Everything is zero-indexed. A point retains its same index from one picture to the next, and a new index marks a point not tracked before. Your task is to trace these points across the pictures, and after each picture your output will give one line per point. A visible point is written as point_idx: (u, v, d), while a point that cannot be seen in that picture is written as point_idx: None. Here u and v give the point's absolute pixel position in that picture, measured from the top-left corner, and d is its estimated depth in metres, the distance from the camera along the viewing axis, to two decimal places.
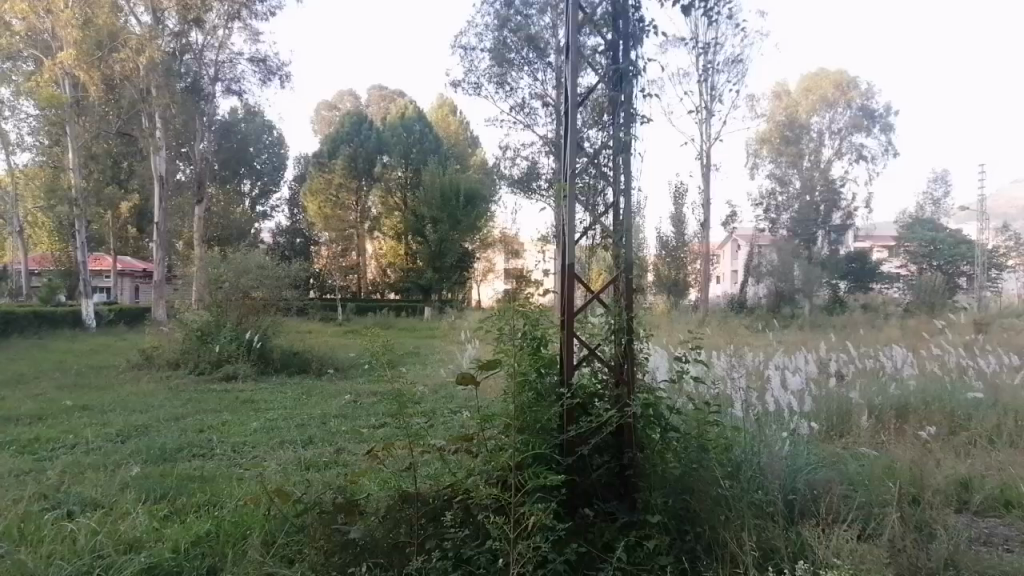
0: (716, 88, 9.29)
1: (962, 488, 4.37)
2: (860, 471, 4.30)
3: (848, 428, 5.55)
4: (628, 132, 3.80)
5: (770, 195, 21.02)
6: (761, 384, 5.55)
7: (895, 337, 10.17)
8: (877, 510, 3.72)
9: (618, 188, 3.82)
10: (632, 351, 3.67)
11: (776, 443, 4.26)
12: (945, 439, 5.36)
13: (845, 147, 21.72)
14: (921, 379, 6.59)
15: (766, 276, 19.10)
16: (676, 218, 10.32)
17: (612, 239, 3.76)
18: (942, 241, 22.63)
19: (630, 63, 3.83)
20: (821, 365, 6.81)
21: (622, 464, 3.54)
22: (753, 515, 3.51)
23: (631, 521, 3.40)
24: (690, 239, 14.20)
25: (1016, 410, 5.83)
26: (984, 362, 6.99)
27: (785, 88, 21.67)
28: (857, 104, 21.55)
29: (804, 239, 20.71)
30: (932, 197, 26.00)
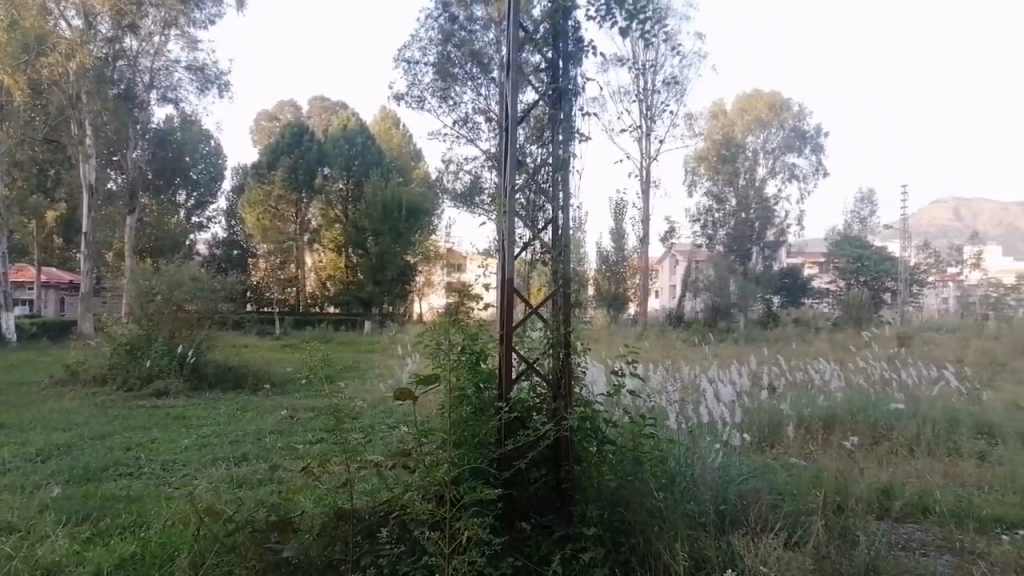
0: (654, 107, 9.49)
1: (884, 495, 4.55)
2: (789, 481, 4.45)
3: (779, 440, 5.71)
4: (567, 150, 3.87)
5: (707, 212, 21.55)
6: (695, 396, 5.69)
7: (824, 351, 10.56)
8: (804, 518, 3.85)
9: (557, 205, 3.87)
10: (569, 365, 3.72)
11: (710, 455, 4.36)
12: (868, 448, 5.57)
13: (779, 167, 22.42)
14: (847, 390, 6.84)
15: (703, 291, 19.73)
16: (616, 235, 10.49)
17: (550, 254, 3.82)
18: (869, 258, 23.56)
19: (569, 82, 3.90)
20: (754, 378, 7.00)
21: (559, 477, 3.58)
22: (686, 526, 3.58)
23: (567, 534, 3.44)
24: (630, 254, 14.45)
25: (933, 420, 6.10)
26: (905, 375, 7.30)
27: (722, 108, 22.27)
28: (789, 125, 22.29)
29: (739, 255, 21.30)
30: (858, 216, 27.09)
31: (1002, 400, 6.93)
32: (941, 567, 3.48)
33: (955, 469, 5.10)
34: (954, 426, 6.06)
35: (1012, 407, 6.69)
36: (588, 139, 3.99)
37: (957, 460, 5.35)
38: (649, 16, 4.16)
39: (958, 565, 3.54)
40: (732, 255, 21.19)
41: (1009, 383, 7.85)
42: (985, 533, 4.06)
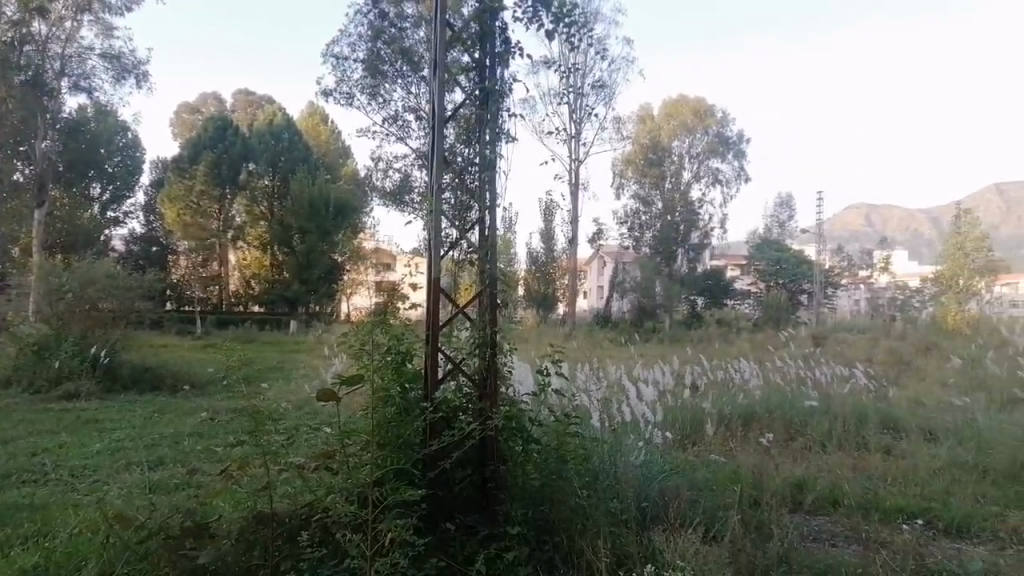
0: (582, 110, 9.58)
1: (797, 489, 4.73)
2: (708, 477, 4.58)
3: (700, 437, 5.86)
4: (495, 150, 3.88)
5: (634, 215, 22.04)
6: (619, 395, 5.81)
7: (745, 350, 10.90)
8: (722, 513, 3.97)
9: (483, 206, 3.88)
10: (495, 365, 3.73)
11: (632, 453, 4.46)
12: (782, 445, 5.78)
13: (704, 171, 22.94)
14: (765, 389, 7.08)
15: (630, 292, 20.17)
16: (545, 235, 10.59)
17: (477, 254, 3.83)
18: (787, 261, 24.46)
19: (496, 83, 3.91)
20: (676, 376, 7.16)
21: (484, 477, 3.58)
22: (609, 523, 3.65)
23: (492, 534, 3.45)
24: (559, 255, 14.61)
25: (844, 417, 6.38)
26: (819, 375, 7.61)
27: (649, 113, 22.74)
28: (713, 130, 22.88)
29: (665, 257, 21.80)
30: (778, 220, 28.05)
31: (907, 397, 7.30)
32: (849, 556, 3.64)
33: (862, 464, 5.35)
34: (863, 421, 6.34)
35: (915, 403, 7.06)
36: (516, 140, 4.02)
37: (865, 454, 5.60)
38: (575, 19, 4.20)
39: (863, 554, 3.72)
40: (658, 257, 21.67)
41: (914, 381, 8.28)
42: (889, 522, 4.28)
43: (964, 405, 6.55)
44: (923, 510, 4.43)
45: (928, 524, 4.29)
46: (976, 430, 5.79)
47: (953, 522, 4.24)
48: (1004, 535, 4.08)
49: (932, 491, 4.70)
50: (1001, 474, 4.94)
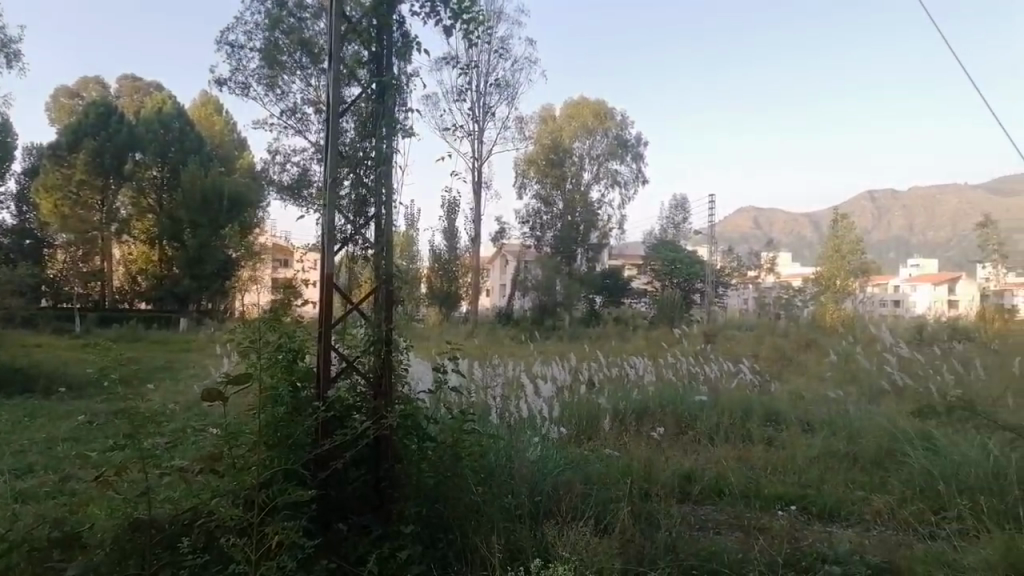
0: (485, 107, 9.57)
1: (685, 480, 4.92)
2: (602, 470, 4.70)
3: (595, 432, 5.99)
4: (391, 145, 3.82)
5: (535, 214, 22.42)
6: (516, 393, 5.89)
7: (640, 347, 11.24)
8: (612, 505, 4.08)
9: (379, 202, 3.83)
10: (389, 363, 3.69)
11: (528, 449, 4.52)
12: (673, 437, 6.02)
13: (603, 172, 23.43)
14: (657, 384, 7.32)
15: (531, 290, 20.41)
16: (448, 232, 10.60)
17: (372, 251, 3.79)
18: (682, 261, 25.43)
19: (393, 77, 3.86)
20: (573, 374, 7.31)
21: (378, 476, 3.54)
22: (504, 519, 3.69)
23: (385, 533, 3.41)
24: (460, 253, 14.65)
25: (729, 409, 6.69)
26: (708, 371, 7.95)
27: (551, 113, 23.07)
28: (613, 133, 23.44)
29: (565, 255, 22.24)
30: (673, 221, 29.05)
31: (788, 391, 7.71)
32: (730, 544, 3.80)
33: (746, 454, 5.61)
34: (748, 414, 6.67)
35: (795, 396, 7.47)
36: (413, 134, 3.99)
37: (748, 445, 5.88)
38: (474, 15, 4.20)
39: (742, 540, 3.91)
40: (558, 256, 22.07)
41: (795, 375, 8.76)
42: (767, 510, 4.52)
43: (838, 397, 6.98)
44: (799, 497, 4.70)
45: (803, 509, 4.56)
46: (847, 420, 6.18)
47: (825, 507, 4.52)
48: (869, 517, 4.38)
49: (809, 478, 4.98)
50: (867, 461, 5.31)
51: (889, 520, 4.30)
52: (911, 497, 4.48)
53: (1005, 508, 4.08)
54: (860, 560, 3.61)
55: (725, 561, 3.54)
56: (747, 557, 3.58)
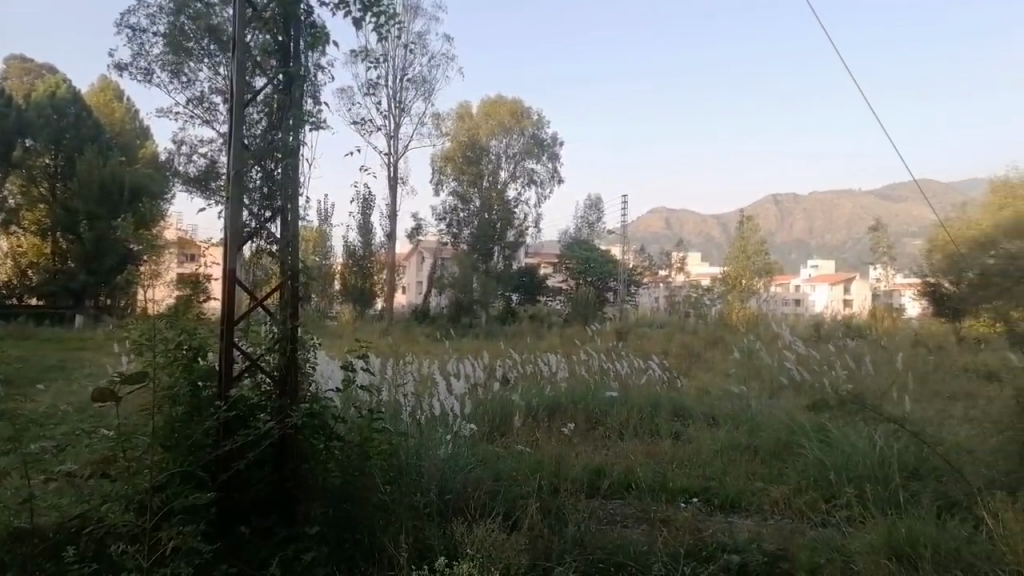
0: (401, 103, 9.52)
1: (595, 475, 5.01)
2: (513, 466, 4.73)
3: (507, 429, 6.02)
4: (298, 136, 3.70)
5: (452, 211, 22.35)
6: (427, 392, 5.87)
7: (554, 345, 11.34)
8: (521, 500, 4.11)
9: (285, 197, 3.73)
10: (295, 361, 3.59)
11: (438, 447, 4.51)
12: (583, 433, 6.10)
13: (519, 171, 23.66)
14: (570, 381, 7.42)
15: (447, 288, 20.18)
16: (363, 228, 10.46)
17: (278, 246, 3.68)
18: (595, 261, 25.91)
19: (301, 68, 3.77)
20: (487, 371, 7.35)
21: (283, 476, 3.45)
22: (412, 517, 3.66)
23: (290, 535, 3.34)
24: (376, 249, 14.47)
25: (639, 406, 6.83)
26: (618, 367, 8.12)
27: (468, 111, 23.05)
28: (529, 132, 23.71)
29: (482, 253, 22.19)
30: (587, 221, 29.53)
31: (694, 386, 7.97)
32: (636, 536, 3.89)
33: (654, 449, 5.75)
34: (656, 409, 6.85)
35: (701, 391, 7.71)
36: (322, 127, 3.89)
37: (656, 440, 6.03)
38: (385, 9, 4.15)
39: (647, 532, 4.02)
40: (475, 253, 22.00)
41: (703, 372, 9.07)
42: (672, 502, 4.66)
43: (741, 391, 7.24)
44: (703, 489, 4.85)
45: (707, 501, 4.72)
46: (749, 415, 6.43)
47: (727, 498, 4.70)
48: (767, 507, 4.58)
49: (712, 471, 5.15)
50: (767, 453, 5.54)
51: (786, 510, 4.51)
52: (805, 487, 4.70)
53: (888, 495, 4.34)
54: (758, 548, 3.77)
55: (630, 552, 3.63)
56: (650, 549, 3.67)
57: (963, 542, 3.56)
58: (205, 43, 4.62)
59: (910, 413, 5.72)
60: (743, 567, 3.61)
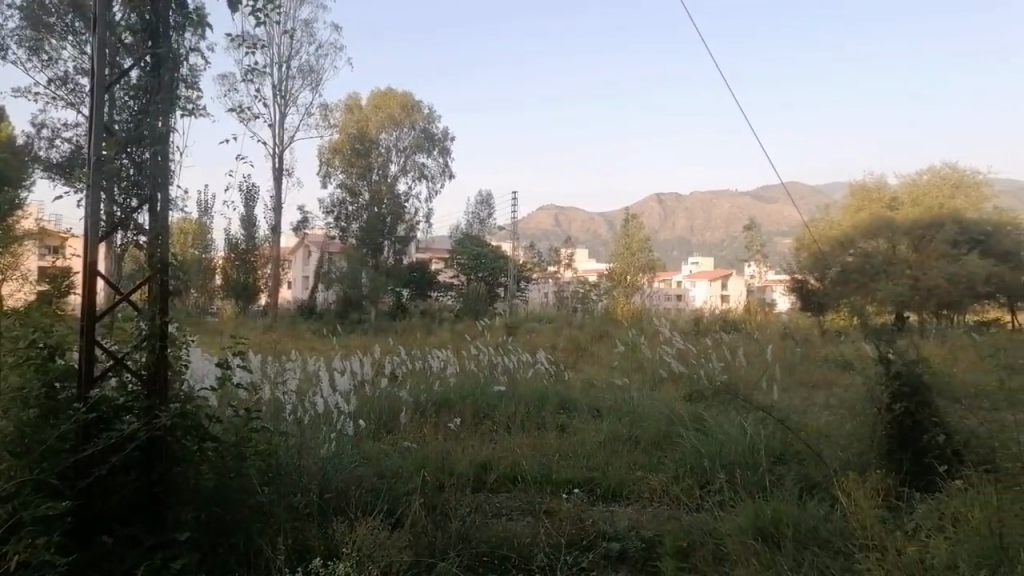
0: (286, 92, 9.32)
1: (481, 469, 5.05)
2: (397, 464, 4.68)
3: (393, 425, 5.95)
4: (167, 123, 3.51)
5: (340, 204, 21.80)
6: (307, 391, 5.71)
7: (443, 341, 11.27)
8: (404, 497, 4.08)
9: (155, 187, 3.51)
10: (165, 359, 3.37)
11: (320, 447, 4.41)
12: (470, 428, 6.09)
13: (409, 165, 23.54)
14: (459, 376, 7.41)
15: (335, 283, 19.41)
16: (247, 219, 10.14)
17: (146, 238, 3.47)
18: (485, 256, 26.07)
19: (171, 49, 3.57)
20: (375, 367, 7.28)
21: (152, 481, 3.23)
22: (291, 519, 3.55)
23: (158, 543, 3.12)
24: (261, 243, 14.01)
25: (526, 401, 6.89)
26: (507, 361, 8.22)
27: (357, 102, 22.76)
28: (419, 126, 23.70)
29: (371, 248, 21.60)
30: (478, 216, 29.69)
31: (579, 379, 8.17)
32: (520, 528, 3.96)
33: (540, 442, 5.83)
34: (542, 402, 6.96)
35: (586, 385, 7.87)
36: (194, 114, 3.69)
37: (542, 433, 6.12)
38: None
39: (530, 525, 4.08)
40: (364, 248, 21.40)
41: (588, 365, 9.32)
42: (556, 494, 4.76)
43: (623, 384, 7.47)
44: (586, 480, 4.97)
45: (590, 492, 4.84)
46: (631, 406, 6.65)
47: (609, 489, 4.82)
48: (646, 496, 4.74)
49: (595, 462, 5.27)
50: (647, 444, 5.73)
51: (664, 497, 4.67)
52: (682, 475, 4.86)
53: (757, 479, 4.58)
54: (637, 535, 3.93)
55: (514, 546, 3.69)
56: (533, 540, 3.75)
57: (820, 520, 3.80)
58: (67, 19, 4.21)
59: (777, 402, 6.07)
60: (623, 554, 3.78)
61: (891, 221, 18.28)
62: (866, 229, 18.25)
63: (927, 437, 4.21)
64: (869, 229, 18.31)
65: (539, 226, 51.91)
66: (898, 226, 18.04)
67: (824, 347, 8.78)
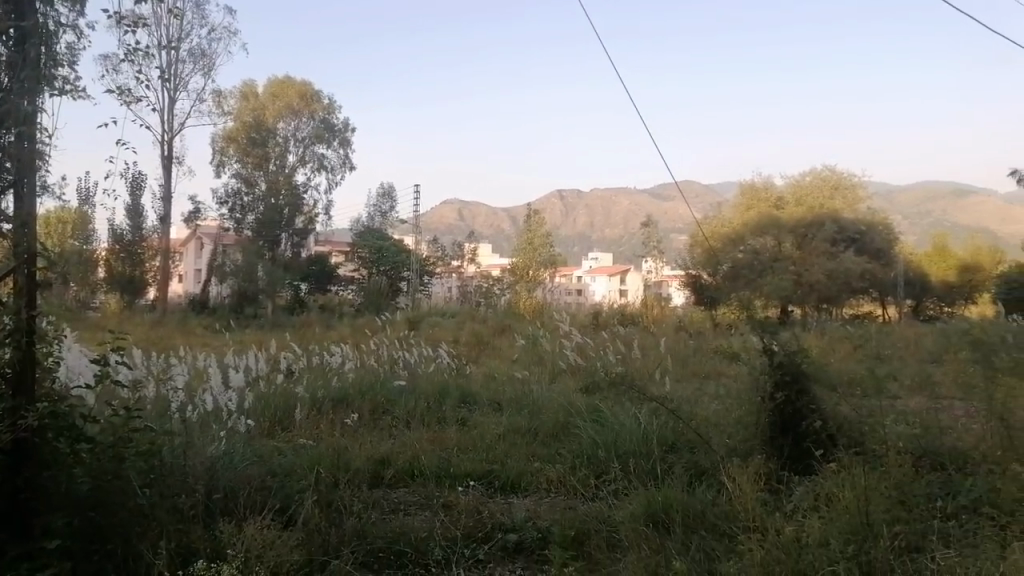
0: (177, 76, 8.98)
1: (379, 464, 4.98)
2: (292, 462, 4.56)
3: (289, 423, 5.77)
4: (32, 102, 3.25)
5: (235, 195, 20.91)
6: (193, 390, 5.49)
7: (343, 336, 11.02)
8: (297, 495, 3.96)
9: (19, 170, 3.23)
10: (32, 356, 3.08)
11: (208, 446, 4.25)
12: (368, 424, 6.00)
13: (308, 156, 23.00)
14: (358, 371, 7.26)
15: (229, 276, 18.49)
16: (133, 209, 9.68)
17: (9, 227, 3.17)
18: (386, 250, 25.86)
19: (39, 23, 3.31)
20: (270, 364, 7.08)
21: (16, 486, 2.99)
22: (175, 521, 3.39)
23: (22, 553, 2.93)
24: (149, 234, 13.36)
25: (426, 396, 6.84)
26: (408, 356, 8.15)
27: (253, 89, 21.88)
28: (319, 116, 23.15)
29: (268, 241, 21.07)
30: (380, 210, 29.24)
31: (480, 373, 8.21)
32: (419, 523, 3.91)
33: (440, 436, 5.80)
34: (442, 396, 6.93)
35: (487, 378, 7.89)
36: (66, 95, 3.44)
37: (442, 427, 6.08)
38: None
39: (427, 519, 4.05)
40: (260, 241, 20.75)
41: (489, 358, 9.36)
42: (455, 487, 4.75)
43: (523, 377, 7.54)
44: (486, 472, 4.99)
45: (488, 485, 4.86)
46: (530, 398, 6.71)
47: (507, 481, 4.85)
48: (544, 487, 4.79)
49: (494, 455, 5.30)
50: (545, 435, 5.80)
51: (560, 488, 4.74)
52: (578, 465, 4.95)
53: (649, 467, 4.72)
54: (534, 525, 3.97)
55: (411, 540, 3.65)
56: (430, 535, 3.72)
57: (707, 505, 3.94)
58: None
59: (670, 393, 6.28)
60: (519, 545, 3.81)
61: (777, 220, 19.27)
62: (755, 228, 19.17)
63: (805, 423, 4.45)
64: (757, 227, 19.25)
65: (443, 222, 51.75)
66: (783, 225, 19.07)
67: (714, 340, 9.16)
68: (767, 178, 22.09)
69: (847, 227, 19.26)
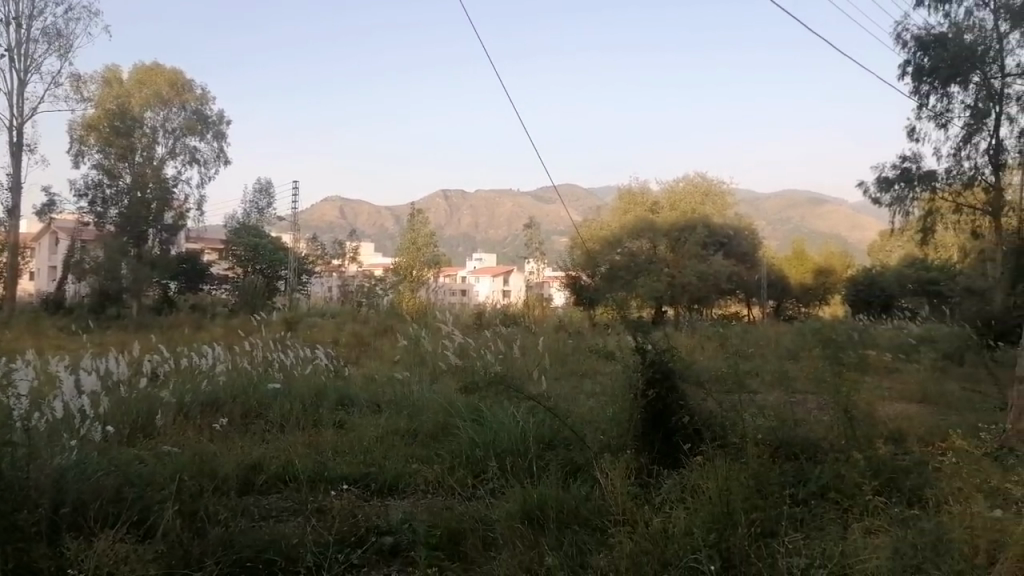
0: (29, 54, 8.44)
1: (251, 470, 4.79)
2: (153, 470, 4.30)
3: (152, 429, 5.43)
4: None
5: (96, 186, 19.34)
6: (41, 397, 5.08)
7: (213, 337, 10.48)
8: (158, 504, 3.74)
9: None
10: None
11: (57, 457, 3.94)
12: (240, 428, 5.76)
13: (178, 147, 22.17)
14: (230, 374, 6.93)
15: (87, 274, 16.86)
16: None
17: None
18: (263, 247, 25.07)
19: None
20: (133, 367, 6.66)
21: None
22: (13, 538, 3.12)
23: None
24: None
25: (302, 398, 6.65)
26: (284, 358, 7.89)
27: (116, 75, 20.66)
28: (190, 107, 22.60)
29: (133, 237, 18.94)
30: (257, 206, 28.26)
31: (360, 373, 8.05)
32: (290, 529, 3.78)
33: (316, 439, 5.65)
34: (320, 398, 6.76)
35: (367, 379, 7.75)
36: None
37: (319, 430, 5.92)
38: None
39: (299, 524, 3.92)
40: (125, 236, 18.70)
41: (369, 359, 9.21)
42: (331, 491, 4.63)
43: (404, 377, 7.46)
44: (363, 474, 4.89)
45: (365, 487, 4.77)
46: (410, 399, 6.65)
47: (385, 483, 4.78)
48: (422, 488, 4.76)
49: (372, 457, 5.20)
50: (425, 436, 5.76)
51: (437, 489, 4.71)
52: (457, 465, 4.95)
53: (527, 465, 4.77)
54: (409, 527, 3.92)
55: (282, 547, 3.50)
56: (301, 540, 3.59)
57: (581, 500, 4.03)
58: None
59: (548, 392, 6.38)
60: (395, 547, 3.77)
61: (652, 224, 20.10)
62: (632, 231, 19.89)
63: (675, 419, 4.64)
64: (634, 230, 19.99)
65: (323, 223, 50.59)
66: (659, 228, 19.89)
67: (590, 339, 9.45)
68: (643, 183, 22.99)
69: (717, 230, 20.35)
